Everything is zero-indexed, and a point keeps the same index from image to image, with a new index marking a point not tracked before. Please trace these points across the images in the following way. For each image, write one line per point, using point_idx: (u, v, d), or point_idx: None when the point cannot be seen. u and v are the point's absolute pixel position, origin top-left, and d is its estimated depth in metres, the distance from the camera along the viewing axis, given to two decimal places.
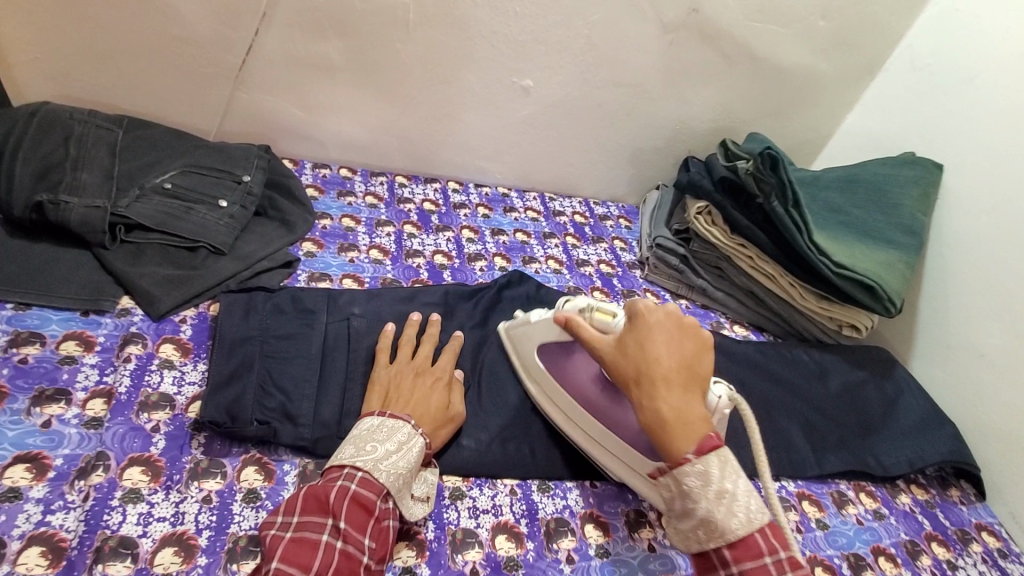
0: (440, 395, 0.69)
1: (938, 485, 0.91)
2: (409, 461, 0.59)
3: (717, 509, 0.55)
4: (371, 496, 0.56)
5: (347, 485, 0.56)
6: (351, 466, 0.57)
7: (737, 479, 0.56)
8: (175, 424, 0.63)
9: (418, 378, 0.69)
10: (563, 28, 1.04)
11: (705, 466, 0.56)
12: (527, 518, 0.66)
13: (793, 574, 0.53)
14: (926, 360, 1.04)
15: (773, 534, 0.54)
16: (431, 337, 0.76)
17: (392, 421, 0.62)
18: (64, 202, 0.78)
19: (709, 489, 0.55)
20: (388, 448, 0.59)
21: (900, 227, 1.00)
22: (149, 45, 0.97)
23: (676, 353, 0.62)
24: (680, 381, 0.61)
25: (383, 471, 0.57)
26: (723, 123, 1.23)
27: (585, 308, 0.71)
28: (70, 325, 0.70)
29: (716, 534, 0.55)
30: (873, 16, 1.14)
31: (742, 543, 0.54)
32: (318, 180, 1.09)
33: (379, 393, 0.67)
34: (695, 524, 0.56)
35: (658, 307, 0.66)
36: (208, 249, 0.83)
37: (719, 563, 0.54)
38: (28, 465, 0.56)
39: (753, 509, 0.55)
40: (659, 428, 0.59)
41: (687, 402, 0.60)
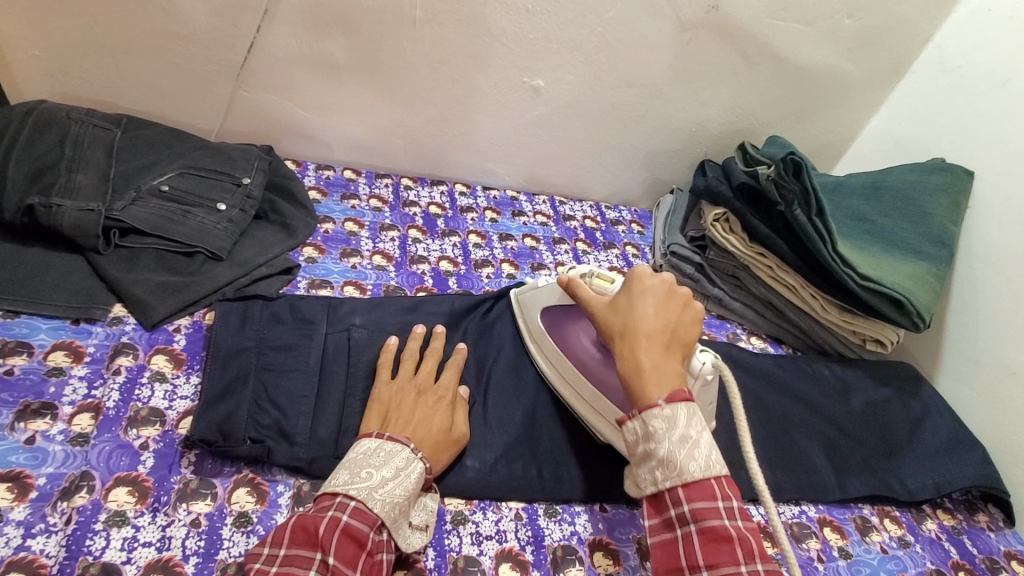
0: (443, 415, 0.66)
1: (966, 510, 0.86)
2: (406, 489, 0.56)
3: (679, 451, 0.53)
4: (364, 527, 0.52)
5: (339, 516, 0.52)
6: (344, 494, 0.54)
7: (703, 429, 0.54)
8: (165, 441, 0.60)
9: (420, 397, 0.66)
10: (576, 25, 1.00)
11: (673, 411, 0.54)
12: (532, 545, 0.63)
13: (743, 522, 0.51)
14: (954, 376, 0.99)
15: (728, 483, 0.53)
16: (433, 351, 0.73)
17: (391, 444, 0.59)
18: (57, 205, 0.75)
19: (673, 432, 0.54)
20: (384, 475, 0.56)
21: (929, 237, 0.95)
22: (149, 43, 0.95)
23: (663, 315, 0.62)
24: (662, 339, 0.61)
25: (378, 501, 0.54)
26: (741, 125, 1.18)
27: (585, 274, 0.73)
28: (60, 335, 0.67)
29: (674, 474, 0.53)
30: (901, 14, 1.08)
31: (698, 485, 0.52)
32: (322, 182, 1.06)
33: (378, 413, 0.64)
34: (654, 466, 0.54)
35: (655, 272, 0.67)
36: (205, 255, 0.81)
37: (672, 503, 0.53)
38: (10, 485, 0.53)
39: (713, 458, 0.53)
40: (633, 377, 0.58)
41: (665, 358, 0.60)
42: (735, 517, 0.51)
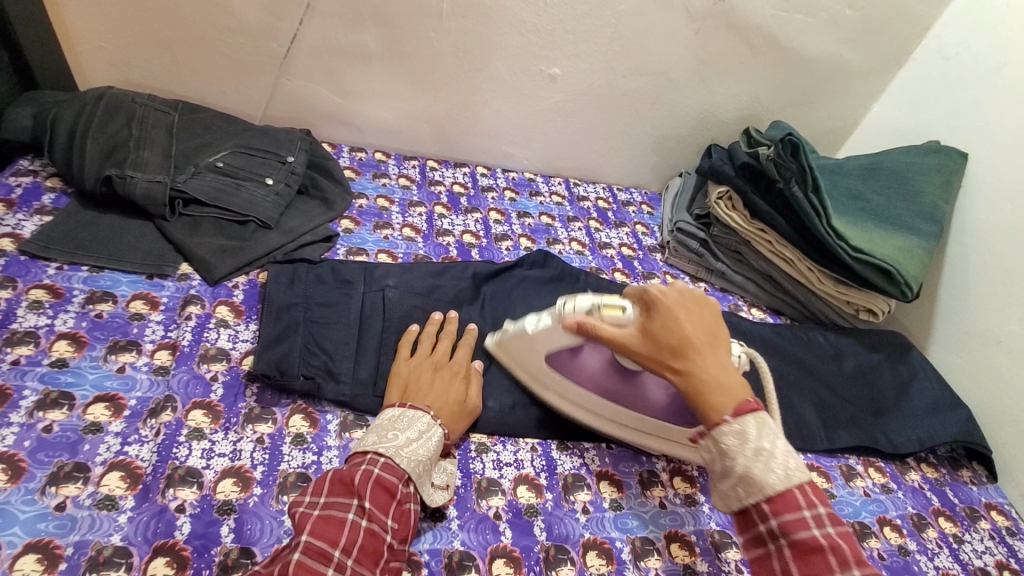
0: (458, 388, 0.71)
1: (949, 466, 0.93)
2: (429, 450, 0.62)
3: (755, 465, 0.55)
4: (394, 479, 0.58)
5: (371, 469, 0.58)
6: (374, 452, 0.60)
7: (775, 438, 0.56)
8: (231, 375, 0.70)
9: (436, 371, 0.72)
10: (591, 17, 1.08)
11: (743, 425, 0.56)
12: (546, 472, 0.71)
13: (834, 529, 0.53)
14: (944, 346, 1.06)
15: (811, 490, 0.54)
16: (449, 332, 0.78)
17: (412, 412, 0.65)
18: (130, 176, 0.86)
19: (745, 447, 0.56)
20: (409, 436, 0.62)
21: (921, 214, 1.01)
22: (202, 35, 1.05)
23: (700, 326, 0.64)
24: (711, 351, 0.63)
25: (404, 458, 0.60)
26: (747, 112, 1.25)
27: (590, 309, 0.69)
28: (137, 286, 0.78)
29: (756, 490, 0.55)
30: (900, 6, 1.14)
31: (782, 498, 0.54)
32: (355, 163, 1.15)
33: (399, 386, 0.70)
34: (735, 483, 0.56)
35: (669, 287, 0.68)
36: (256, 223, 0.90)
37: (760, 519, 0.55)
38: (107, 404, 0.64)
39: (792, 467, 0.55)
40: (703, 396, 0.60)
41: (723, 366, 0.62)
42: (824, 524, 0.53)
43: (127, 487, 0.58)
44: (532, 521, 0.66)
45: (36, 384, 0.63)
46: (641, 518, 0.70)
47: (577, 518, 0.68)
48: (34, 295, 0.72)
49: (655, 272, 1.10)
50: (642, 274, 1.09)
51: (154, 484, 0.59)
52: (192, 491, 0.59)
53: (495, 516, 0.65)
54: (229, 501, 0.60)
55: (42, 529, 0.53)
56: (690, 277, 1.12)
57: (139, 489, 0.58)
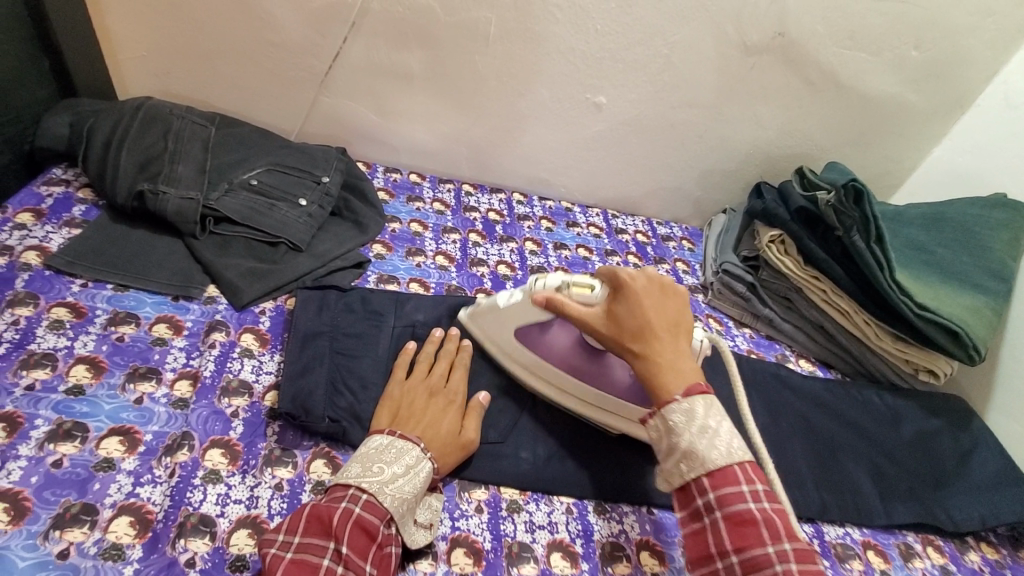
0: (452, 418, 0.67)
1: (1011, 546, 0.85)
2: (415, 487, 0.58)
3: (700, 441, 0.55)
4: (375, 521, 0.55)
5: (351, 508, 0.55)
6: (356, 488, 0.56)
7: (722, 419, 0.57)
8: (253, 411, 0.66)
9: (431, 399, 0.68)
10: (643, 46, 1.04)
11: (692, 404, 0.57)
12: (582, 538, 0.66)
13: (769, 505, 0.53)
14: (1006, 414, 0.97)
15: (751, 468, 0.55)
16: (448, 354, 0.74)
17: (402, 442, 0.61)
18: (163, 192, 0.83)
19: (692, 424, 0.56)
20: (396, 471, 0.58)
21: (989, 271, 0.94)
22: (245, 49, 1.03)
23: (664, 314, 0.64)
24: (671, 338, 0.63)
25: (388, 496, 0.56)
26: (799, 149, 1.19)
27: (562, 286, 0.71)
28: (162, 308, 0.74)
29: (698, 465, 0.55)
30: (971, 48, 1.08)
31: (721, 472, 0.54)
32: (389, 184, 1.12)
33: (389, 410, 0.66)
34: (678, 459, 0.56)
35: (639, 272, 0.67)
36: (287, 245, 0.87)
37: (698, 493, 0.55)
38: (122, 438, 0.60)
39: (734, 445, 0.55)
40: (654, 379, 0.60)
41: (678, 354, 0.62)
42: (760, 500, 0.53)
43: (135, 535, 0.54)
44: None
45: (49, 413, 0.60)
46: None
47: None
48: (55, 314, 0.69)
49: (698, 314, 1.03)
50: None
51: (165, 532, 0.54)
52: (204, 542, 0.54)
53: None
54: (242, 556, 0.55)
55: None
56: (734, 321, 1.05)
57: (148, 537, 0.54)
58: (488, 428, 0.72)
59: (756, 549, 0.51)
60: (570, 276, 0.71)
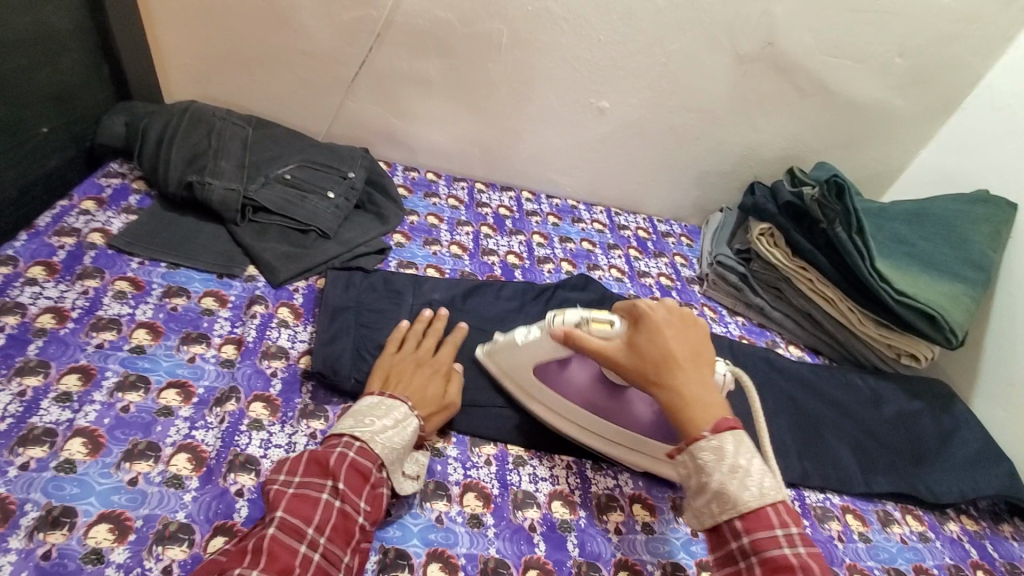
0: (437, 384, 0.74)
1: (990, 519, 0.90)
2: (403, 439, 0.64)
3: (730, 481, 0.56)
4: (368, 464, 0.61)
5: (346, 452, 0.61)
6: (350, 435, 0.62)
7: (751, 457, 0.57)
8: (289, 371, 0.75)
9: (418, 367, 0.75)
10: (642, 55, 1.13)
11: (720, 441, 0.57)
12: (580, 490, 0.73)
13: (805, 549, 0.53)
14: (989, 398, 1.03)
15: (785, 510, 0.55)
16: (436, 330, 0.81)
17: (390, 400, 0.67)
18: (208, 183, 0.94)
19: (722, 463, 0.56)
20: (385, 423, 0.64)
21: (967, 261, 1.00)
22: (279, 58, 1.14)
23: (686, 344, 0.66)
24: (694, 368, 0.64)
25: (379, 444, 0.62)
26: (791, 152, 1.27)
27: (579, 321, 0.72)
28: (209, 284, 0.84)
29: (730, 506, 0.56)
30: (954, 56, 1.15)
31: (754, 515, 0.55)
32: (409, 182, 1.22)
33: (381, 375, 0.73)
34: (709, 499, 0.57)
35: (658, 304, 0.69)
36: (317, 233, 0.96)
37: (732, 535, 0.55)
38: (178, 391, 0.69)
39: (766, 485, 0.56)
40: (679, 412, 0.61)
41: (702, 385, 0.63)
42: (796, 544, 0.53)
43: (192, 468, 0.62)
44: (565, 536, 0.68)
45: (118, 367, 0.69)
46: (673, 544, 0.71)
47: (609, 538, 0.69)
48: (118, 286, 0.79)
49: (693, 303, 1.11)
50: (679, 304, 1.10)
51: (217, 467, 0.63)
52: (249, 477, 0.63)
53: (529, 527, 0.67)
54: None
55: (116, 501, 0.58)
56: (728, 310, 1.13)
57: (203, 471, 0.62)
58: (496, 393, 0.80)
59: None
60: (589, 311, 0.72)
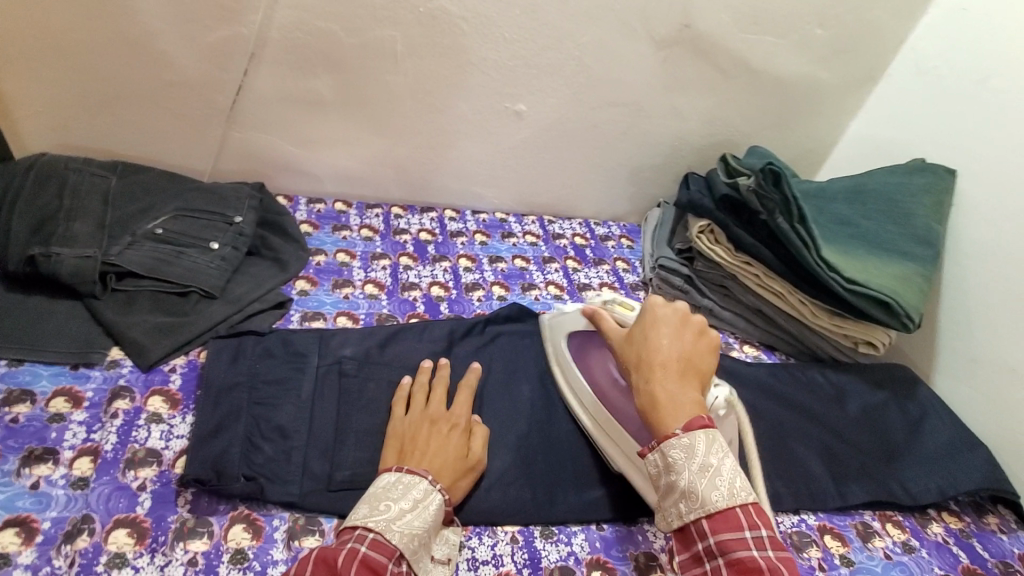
0: (458, 444, 0.66)
1: (973, 512, 0.85)
2: (425, 522, 0.57)
3: (699, 480, 0.54)
4: (383, 559, 0.52)
5: (357, 547, 0.52)
6: (363, 527, 0.54)
7: (723, 456, 0.55)
8: (161, 482, 0.62)
9: (433, 427, 0.67)
10: (553, 50, 1.03)
11: (691, 440, 0.55)
12: (529, 568, 0.63)
13: (775, 553, 0.51)
14: (951, 376, 0.99)
15: (755, 511, 0.53)
16: (441, 380, 0.74)
17: (409, 476, 0.60)
18: (56, 254, 0.77)
19: (692, 462, 0.55)
20: (403, 507, 0.57)
21: (914, 237, 0.95)
22: (139, 91, 0.97)
23: (676, 344, 0.63)
24: (677, 369, 0.61)
25: (396, 532, 0.54)
26: (723, 137, 1.20)
27: (609, 302, 0.77)
28: (60, 380, 0.69)
29: (697, 505, 0.54)
30: (873, 21, 1.10)
31: (721, 515, 0.53)
32: (313, 216, 1.08)
33: (396, 446, 0.65)
34: (677, 499, 0.55)
35: (669, 304, 0.68)
36: (199, 293, 0.82)
37: (698, 536, 0.53)
38: (18, 528, 0.55)
39: (736, 486, 0.54)
40: (650, 409, 0.59)
41: (682, 386, 0.60)
42: (764, 547, 0.51)
43: None
44: None
45: None
46: None
47: None
48: None
49: None
50: None
51: None
52: None
53: None
54: None
55: None
56: None
57: None
58: None
59: None
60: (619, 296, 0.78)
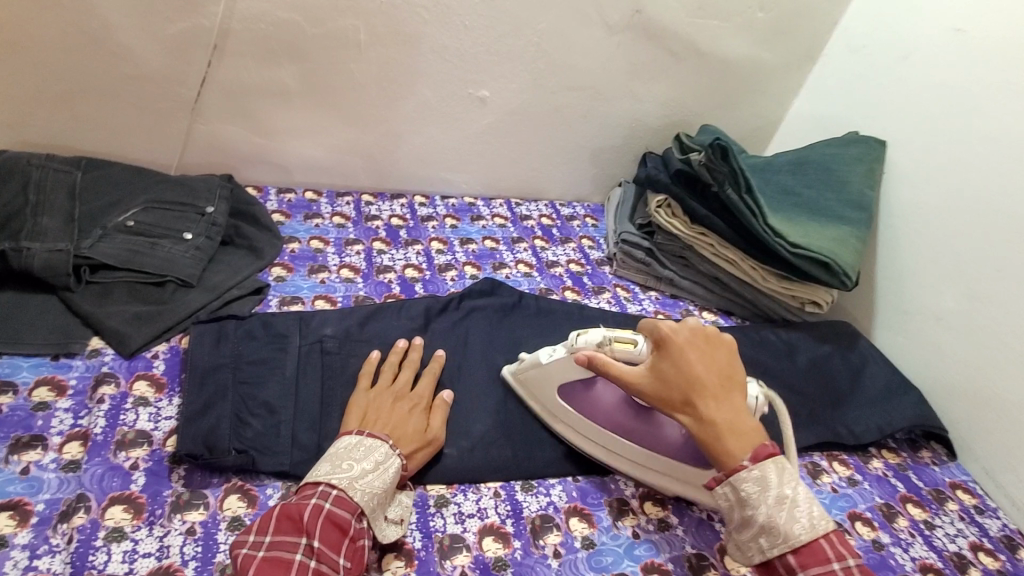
0: (419, 418, 0.70)
1: (909, 448, 0.95)
2: (385, 482, 0.61)
3: (778, 513, 0.57)
4: (346, 515, 0.58)
5: (321, 504, 0.57)
6: (326, 484, 0.59)
7: (795, 484, 0.59)
8: (154, 459, 0.64)
9: (396, 402, 0.71)
10: (512, 37, 1.07)
11: (761, 471, 0.59)
12: (512, 518, 0.68)
13: None
14: (888, 329, 1.09)
15: (839, 541, 0.57)
16: (411, 362, 0.77)
17: (370, 440, 0.64)
18: (26, 249, 0.78)
19: (767, 495, 0.58)
20: (364, 467, 0.61)
21: (849, 203, 1.03)
22: (99, 85, 0.96)
23: (713, 368, 0.65)
24: (723, 394, 0.64)
25: (358, 490, 0.59)
26: (677, 117, 1.26)
27: (602, 342, 0.70)
28: (41, 370, 0.70)
29: (780, 540, 0.57)
30: (808, 5, 1.18)
31: (808, 549, 0.56)
32: (284, 206, 1.09)
33: (358, 414, 0.69)
34: (757, 534, 0.58)
35: (681, 325, 0.68)
36: (175, 283, 0.83)
37: (785, 570, 0.57)
38: (11, 513, 0.56)
39: (816, 516, 0.57)
40: (715, 444, 0.61)
41: (735, 412, 0.63)
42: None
43: None
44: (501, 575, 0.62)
45: None
46: (615, 553, 0.67)
47: (549, 564, 0.64)
48: None
49: (606, 285, 1.09)
50: (593, 290, 1.07)
51: None
52: None
53: None
54: None
55: None
56: (640, 287, 1.11)
57: None
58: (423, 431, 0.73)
59: None
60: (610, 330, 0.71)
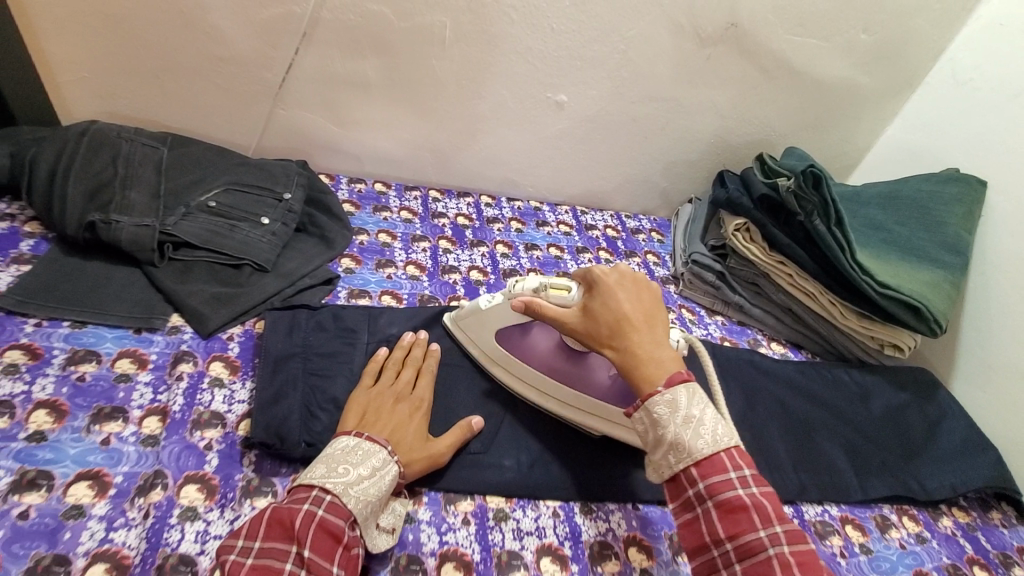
0: (418, 425, 0.68)
1: (979, 508, 0.88)
2: (380, 490, 0.59)
3: (685, 432, 0.55)
4: (339, 522, 0.54)
5: (314, 510, 0.54)
6: (320, 489, 0.56)
7: (705, 407, 0.56)
8: (227, 442, 0.65)
9: (397, 404, 0.69)
10: (598, 44, 1.04)
11: (674, 395, 0.56)
12: (570, 541, 0.66)
13: (757, 489, 0.54)
14: (967, 380, 1.02)
15: (738, 453, 0.55)
16: (415, 361, 0.75)
17: (369, 444, 0.61)
18: (116, 222, 0.79)
19: (677, 415, 0.56)
20: (361, 473, 0.58)
21: (943, 245, 0.97)
22: (192, 65, 0.99)
23: (638, 305, 0.65)
24: (647, 329, 0.63)
25: (352, 497, 0.56)
26: (757, 137, 1.22)
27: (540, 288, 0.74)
28: (124, 343, 0.72)
29: (685, 455, 0.55)
30: (916, 29, 1.11)
31: (709, 461, 0.54)
32: (354, 196, 1.10)
33: (356, 413, 0.67)
34: (666, 451, 0.56)
35: (612, 268, 0.68)
36: (252, 267, 0.85)
37: (688, 484, 0.55)
38: (90, 482, 0.58)
39: (718, 432, 0.56)
40: (635, 372, 0.60)
41: (655, 344, 0.62)
42: (749, 485, 0.54)
43: None
44: None
45: (10, 463, 0.57)
46: None
47: None
48: (10, 357, 0.66)
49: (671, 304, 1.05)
50: None
51: None
52: None
53: None
54: None
55: None
56: (706, 310, 1.08)
57: None
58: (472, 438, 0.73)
59: (750, 535, 0.51)
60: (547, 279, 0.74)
